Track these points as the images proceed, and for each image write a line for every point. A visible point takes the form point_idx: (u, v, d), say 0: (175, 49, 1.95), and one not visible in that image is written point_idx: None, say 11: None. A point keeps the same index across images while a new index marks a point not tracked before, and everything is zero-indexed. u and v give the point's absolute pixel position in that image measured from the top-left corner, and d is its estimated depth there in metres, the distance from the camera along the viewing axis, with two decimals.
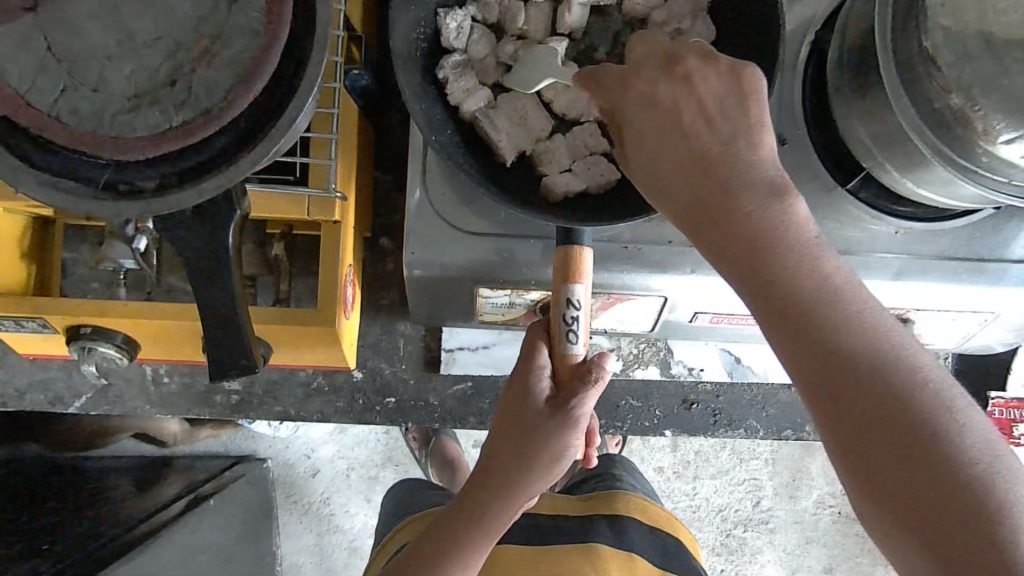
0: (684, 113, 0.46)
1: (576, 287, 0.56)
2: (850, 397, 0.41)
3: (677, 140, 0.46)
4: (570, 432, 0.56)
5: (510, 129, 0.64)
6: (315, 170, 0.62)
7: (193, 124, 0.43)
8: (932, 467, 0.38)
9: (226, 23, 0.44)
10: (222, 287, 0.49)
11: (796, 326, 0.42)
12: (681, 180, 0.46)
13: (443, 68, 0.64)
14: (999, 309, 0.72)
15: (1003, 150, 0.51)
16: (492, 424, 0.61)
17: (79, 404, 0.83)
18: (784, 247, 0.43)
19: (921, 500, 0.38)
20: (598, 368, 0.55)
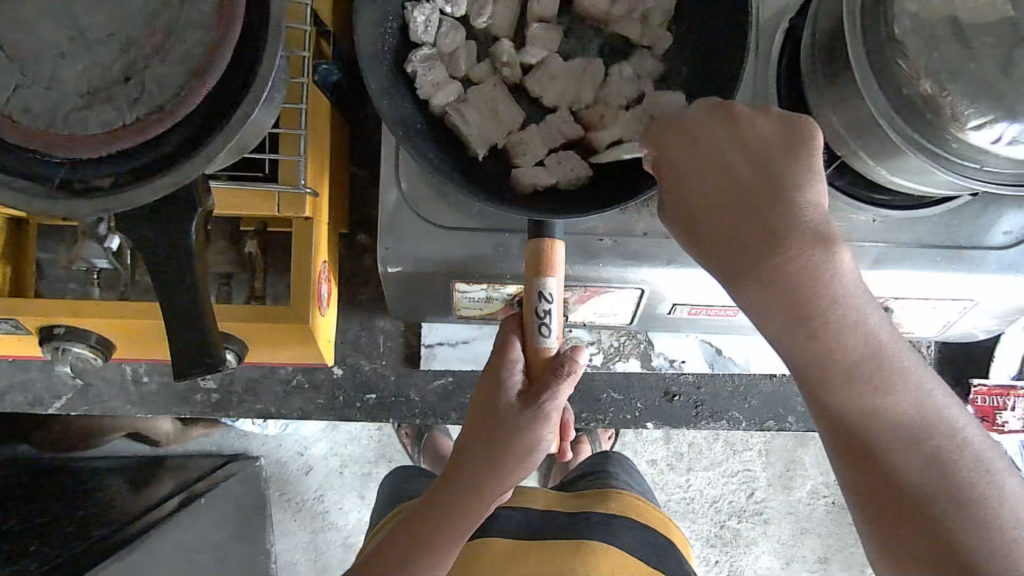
0: (739, 166, 0.48)
1: (548, 279, 0.55)
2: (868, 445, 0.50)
3: (750, 193, 0.47)
4: (541, 426, 0.56)
5: (480, 123, 0.64)
6: (284, 166, 0.62)
7: (147, 120, 0.43)
8: (921, 500, 0.49)
9: (178, 18, 0.44)
10: (185, 285, 0.48)
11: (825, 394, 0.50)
12: (732, 223, 0.48)
13: (413, 62, 0.63)
14: (979, 297, 0.72)
15: (973, 135, 0.51)
16: (466, 416, 0.61)
17: (60, 405, 0.83)
18: (825, 297, 0.47)
19: (910, 514, 0.49)
20: (571, 361, 0.54)
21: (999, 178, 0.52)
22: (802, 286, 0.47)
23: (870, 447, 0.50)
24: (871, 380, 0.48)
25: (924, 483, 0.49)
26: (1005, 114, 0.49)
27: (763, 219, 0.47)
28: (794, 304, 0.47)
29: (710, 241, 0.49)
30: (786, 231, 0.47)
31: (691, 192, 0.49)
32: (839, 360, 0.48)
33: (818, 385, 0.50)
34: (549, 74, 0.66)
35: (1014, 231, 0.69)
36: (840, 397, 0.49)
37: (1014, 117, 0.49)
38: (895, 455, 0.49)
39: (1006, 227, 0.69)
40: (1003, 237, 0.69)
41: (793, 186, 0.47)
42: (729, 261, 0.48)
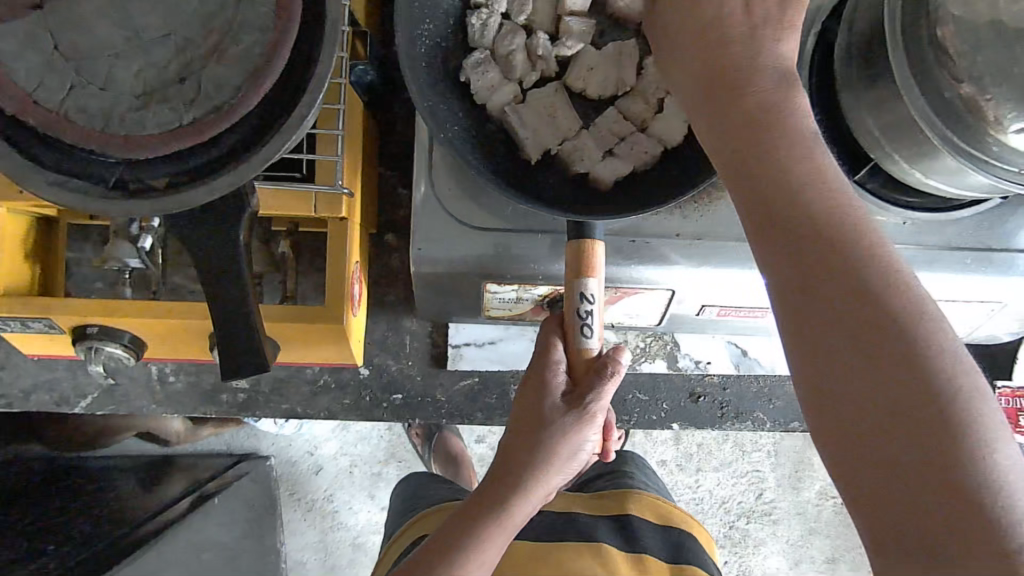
0: (720, 3, 0.48)
1: (589, 281, 0.55)
2: (820, 276, 0.41)
3: (694, 8, 0.49)
4: (585, 424, 0.57)
5: (538, 125, 0.64)
6: (322, 167, 0.62)
7: (203, 122, 0.43)
8: (892, 353, 0.38)
9: (235, 19, 0.44)
10: (234, 286, 0.49)
11: (776, 204, 0.43)
12: (689, 54, 0.49)
13: (466, 68, 0.64)
14: (1007, 299, 0.72)
15: (1014, 138, 0.51)
16: (508, 419, 0.61)
17: (85, 404, 0.83)
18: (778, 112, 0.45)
19: (866, 369, 0.38)
20: (613, 362, 0.55)
21: None
22: (767, 107, 0.45)
23: (834, 270, 0.40)
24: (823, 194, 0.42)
25: (866, 340, 0.38)
26: None
27: (720, 35, 0.47)
28: (747, 120, 0.45)
29: (683, 63, 0.49)
30: (757, 51, 0.47)
31: (673, 34, 0.50)
32: (800, 166, 0.43)
33: (769, 186, 0.43)
34: (588, 66, 0.66)
35: None
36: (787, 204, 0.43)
37: None
38: (836, 290, 0.40)
39: None
40: None
41: (751, 29, 0.47)
42: (696, 84, 0.48)
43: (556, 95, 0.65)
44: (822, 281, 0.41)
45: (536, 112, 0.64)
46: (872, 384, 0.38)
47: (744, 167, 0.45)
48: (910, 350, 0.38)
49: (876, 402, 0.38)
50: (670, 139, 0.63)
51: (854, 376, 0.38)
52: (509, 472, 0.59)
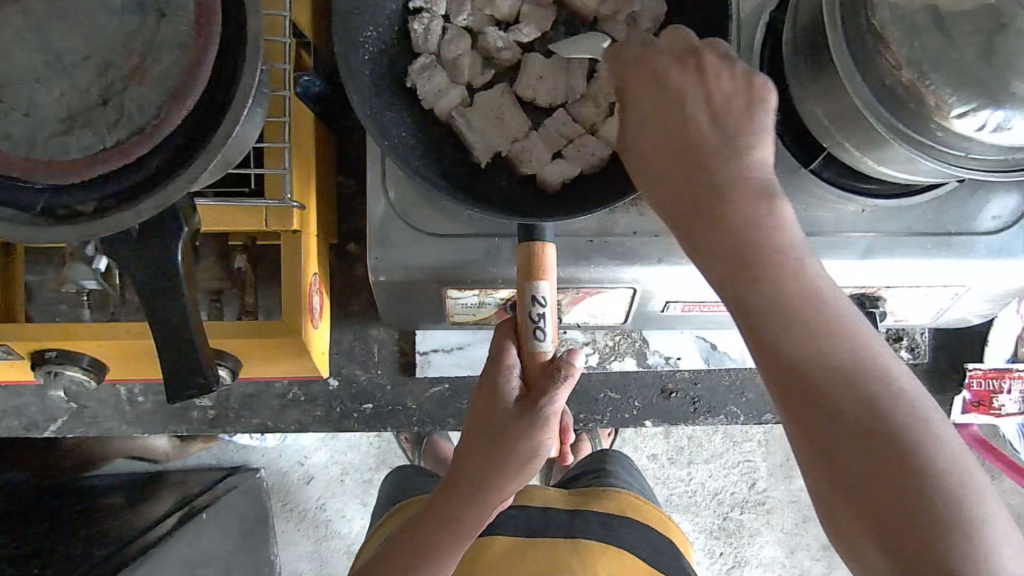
0: (686, 107, 0.47)
1: (540, 283, 0.55)
2: (817, 390, 0.43)
3: (664, 115, 0.47)
4: (540, 431, 0.56)
5: (486, 130, 0.63)
6: (270, 181, 0.61)
7: (125, 144, 0.42)
8: (886, 455, 0.41)
9: (156, 39, 0.43)
10: (175, 308, 0.48)
11: (768, 329, 0.44)
12: (668, 167, 0.47)
13: (411, 75, 0.63)
14: (971, 282, 0.72)
15: (957, 123, 0.51)
16: (465, 422, 0.61)
17: (55, 428, 0.82)
18: (767, 244, 0.44)
19: (875, 476, 0.41)
20: (567, 364, 0.54)
21: (983, 164, 0.53)
22: (756, 233, 0.44)
23: (832, 389, 0.43)
24: (823, 319, 0.44)
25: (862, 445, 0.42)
26: (988, 101, 0.49)
27: (698, 157, 0.46)
28: (737, 249, 0.45)
29: (651, 167, 0.48)
30: (729, 166, 0.46)
31: (641, 139, 0.48)
32: (791, 300, 0.44)
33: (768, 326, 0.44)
34: (536, 71, 0.65)
35: (1002, 215, 0.69)
36: (789, 340, 0.44)
37: (998, 104, 0.49)
38: (827, 391, 0.43)
39: (994, 211, 0.70)
40: (992, 222, 0.70)
41: (725, 145, 0.46)
42: (673, 201, 0.47)
43: (506, 98, 0.65)
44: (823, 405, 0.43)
45: (484, 118, 0.64)
46: (878, 493, 0.41)
47: (732, 297, 0.45)
48: (906, 459, 0.41)
49: (884, 511, 0.40)
50: (617, 142, 0.62)
51: (885, 494, 0.40)
52: (470, 480, 0.59)
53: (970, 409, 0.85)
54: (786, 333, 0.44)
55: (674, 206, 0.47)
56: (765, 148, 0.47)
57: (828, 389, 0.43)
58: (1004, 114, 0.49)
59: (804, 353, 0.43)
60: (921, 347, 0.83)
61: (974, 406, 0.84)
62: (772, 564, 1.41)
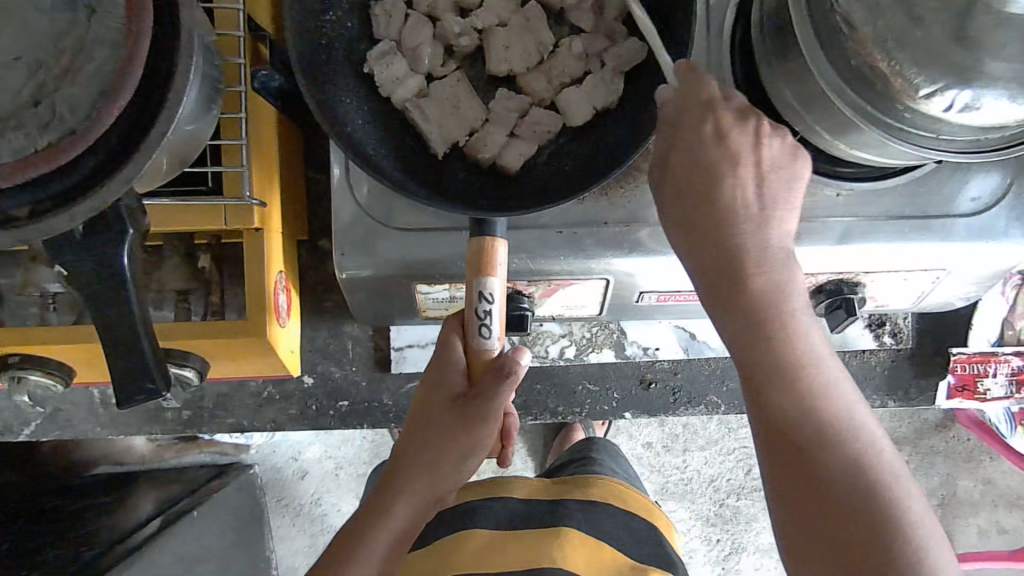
0: (725, 161, 0.50)
1: (489, 279, 0.55)
2: (790, 424, 0.50)
3: (703, 165, 0.51)
4: (483, 425, 0.57)
5: (442, 119, 0.62)
6: (228, 178, 0.60)
7: (57, 146, 0.41)
8: (840, 490, 0.48)
9: (87, 37, 0.42)
10: (121, 312, 0.47)
11: (768, 370, 0.50)
12: (697, 208, 0.51)
13: (369, 62, 0.61)
14: (951, 266, 0.70)
15: (925, 105, 0.50)
16: (414, 415, 0.61)
17: (30, 431, 0.81)
18: (792, 315, 0.50)
19: (829, 505, 0.48)
20: (513, 362, 0.55)
21: (955, 146, 0.52)
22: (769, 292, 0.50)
23: (806, 432, 0.50)
24: (820, 394, 0.50)
25: (833, 472, 0.49)
26: (957, 82, 0.48)
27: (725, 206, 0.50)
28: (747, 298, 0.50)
29: (680, 205, 0.52)
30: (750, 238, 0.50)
31: (674, 175, 0.52)
32: (801, 362, 0.50)
33: (764, 386, 0.51)
34: (499, 53, 0.64)
35: (981, 196, 0.68)
36: (809, 425, 0.49)
37: (966, 84, 0.48)
38: (806, 422, 0.50)
39: (974, 193, 0.68)
40: (970, 203, 0.68)
41: (761, 212, 0.50)
42: (693, 239, 0.52)
43: (463, 85, 0.63)
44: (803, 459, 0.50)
45: (441, 109, 0.62)
46: (822, 514, 0.48)
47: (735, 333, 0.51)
48: (863, 495, 0.48)
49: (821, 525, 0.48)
50: (571, 117, 0.63)
51: (823, 506, 0.49)
52: (407, 476, 0.60)
53: (956, 395, 0.83)
54: (776, 375, 0.50)
55: (694, 241, 0.52)
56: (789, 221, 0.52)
57: (808, 429, 0.50)
58: (972, 94, 0.48)
59: (792, 401, 0.50)
60: (903, 333, 0.81)
61: (959, 391, 0.82)
62: (768, 550, 1.40)
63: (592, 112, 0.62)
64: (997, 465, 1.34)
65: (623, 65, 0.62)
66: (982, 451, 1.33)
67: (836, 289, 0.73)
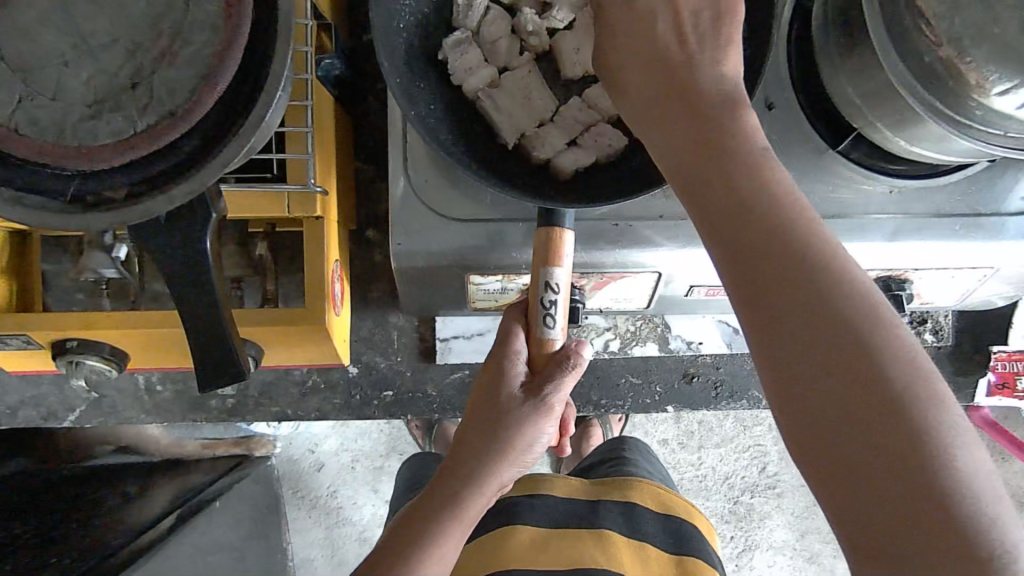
0: (655, 15, 0.46)
1: (555, 270, 0.56)
2: (779, 285, 0.39)
3: (635, 17, 0.47)
4: (547, 411, 0.60)
5: (513, 110, 0.62)
6: (293, 166, 0.61)
7: (157, 128, 0.41)
8: (841, 350, 0.37)
9: (185, 19, 0.42)
10: (203, 295, 0.47)
11: (732, 222, 0.41)
12: (642, 66, 0.46)
13: (444, 49, 0.62)
14: (999, 264, 0.71)
15: (997, 101, 0.50)
16: (467, 411, 0.63)
17: (74, 418, 0.82)
18: (756, 158, 0.42)
19: (836, 377, 0.37)
20: (576, 355, 0.59)
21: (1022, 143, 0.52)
22: (723, 127, 0.43)
23: (791, 282, 0.39)
24: (809, 244, 0.40)
25: (824, 332, 0.38)
26: None
27: (665, 63, 0.45)
28: (703, 139, 0.43)
29: (629, 76, 0.47)
30: (707, 93, 0.44)
31: (619, 49, 0.47)
32: (774, 205, 0.41)
33: (735, 243, 0.41)
34: (573, 49, 0.63)
35: None
36: (778, 277, 0.40)
37: None
38: (783, 278, 0.40)
39: None
40: (1020, 202, 0.69)
41: (705, 61, 0.45)
42: (645, 102, 0.46)
43: (535, 78, 0.64)
44: (805, 327, 0.38)
45: (512, 100, 0.62)
46: (844, 396, 0.37)
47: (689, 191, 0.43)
48: (867, 354, 0.37)
49: (847, 411, 0.37)
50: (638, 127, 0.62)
51: (827, 383, 0.37)
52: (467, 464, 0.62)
53: (995, 392, 0.83)
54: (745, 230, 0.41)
55: (643, 101, 0.46)
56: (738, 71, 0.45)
57: (787, 287, 0.39)
58: None
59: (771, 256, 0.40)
60: (944, 330, 0.82)
61: (999, 389, 0.83)
62: (782, 547, 1.41)
63: None
64: (1010, 465, 1.36)
65: None
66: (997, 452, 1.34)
67: (884, 285, 0.74)
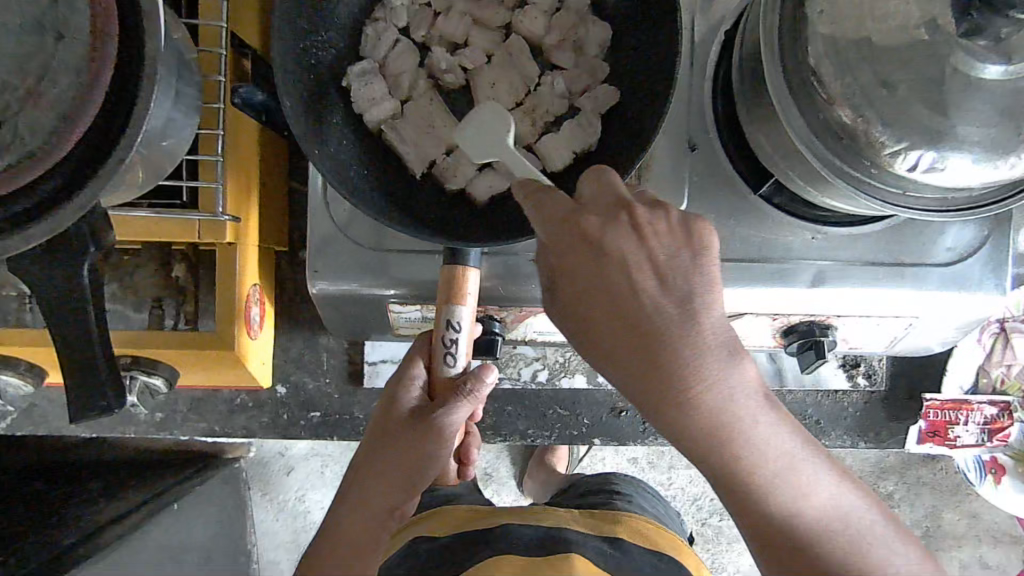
0: (625, 286, 0.44)
1: (458, 308, 0.55)
2: (724, 474, 0.45)
3: (587, 241, 0.45)
4: (438, 442, 0.56)
5: (419, 140, 0.63)
6: (202, 193, 0.61)
7: (16, 167, 0.41)
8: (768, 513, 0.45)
9: (50, 61, 0.42)
10: (76, 328, 0.48)
11: (684, 435, 0.45)
12: (598, 282, 0.45)
13: (348, 79, 0.61)
14: (922, 314, 0.70)
15: (891, 162, 0.50)
16: (367, 438, 0.61)
17: (6, 425, 0.82)
18: (704, 378, 0.43)
19: (767, 529, 0.45)
20: (477, 380, 0.56)
21: (921, 202, 0.52)
22: (666, 340, 0.43)
23: (730, 473, 0.45)
24: (748, 447, 0.44)
25: (761, 506, 0.45)
26: (921, 142, 0.48)
27: (616, 285, 0.45)
28: (649, 358, 0.44)
29: (579, 283, 0.46)
30: (654, 307, 0.44)
31: (568, 251, 0.46)
32: (713, 420, 0.44)
33: (692, 449, 0.45)
34: (487, 84, 0.64)
35: (957, 247, 0.68)
36: (723, 468, 0.45)
37: (931, 144, 0.48)
38: (734, 472, 0.44)
39: (950, 242, 0.68)
40: (945, 253, 0.68)
41: (661, 288, 0.44)
42: (597, 313, 0.46)
43: (439, 109, 0.64)
44: (747, 501, 0.45)
45: (417, 130, 0.63)
46: (768, 541, 0.45)
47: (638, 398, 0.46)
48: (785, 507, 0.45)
49: (771, 552, 0.46)
50: (550, 164, 0.62)
51: (767, 534, 0.45)
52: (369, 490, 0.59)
53: (926, 440, 0.82)
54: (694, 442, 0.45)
55: (594, 306, 0.46)
56: (696, 273, 0.44)
57: (729, 475, 0.45)
58: (937, 155, 0.48)
59: (716, 458, 0.45)
60: (877, 374, 0.81)
61: (929, 437, 0.82)
62: None
63: (570, 156, 0.61)
64: (982, 500, 1.34)
65: (599, 108, 0.62)
66: (966, 486, 1.32)
67: (808, 330, 0.72)
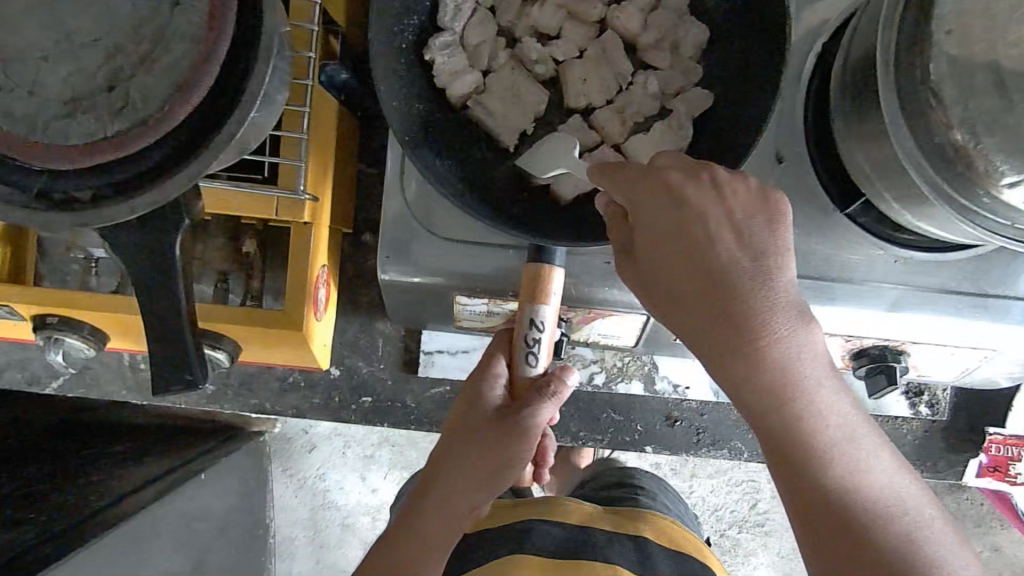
0: (703, 236, 0.46)
1: (541, 307, 0.54)
2: (781, 440, 0.46)
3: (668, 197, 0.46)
4: (520, 441, 0.57)
5: (506, 114, 0.61)
6: (284, 170, 0.60)
7: (128, 135, 0.40)
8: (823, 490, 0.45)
9: (167, 27, 0.42)
10: (165, 300, 0.47)
11: (747, 395, 0.46)
12: (673, 239, 0.46)
13: (431, 49, 0.60)
14: (1002, 347, 0.68)
15: (1006, 193, 0.47)
16: (448, 429, 0.62)
17: (56, 385, 0.82)
18: (773, 335, 0.45)
19: (817, 509, 0.45)
20: (559, 382, 0.56)
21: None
22: (736, 294, 0.45)
23: (786, 438, 0.46)
24: (807, 412, 0.45)
25: (815, 476, 0.45)
26: None
27: (692, 235, 0.46)
28: (720, 312, 0.45)
29: (651, 239, 0.47)
30: (728, 263, 0.45)
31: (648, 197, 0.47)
32: (782, 384, 0.45)
33: (753, 409, 0.46)
34: (578, 78, 0.62)
35: None
36: (783, 434, 0.45)
37: None
38: (792, 438, 0.45)
39: None
40: None
41: (747, 254, 0.46)
42: (672, 269, 0.47)
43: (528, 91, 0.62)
44: (803, 475, 0.46)
45: (503, 103, 0.61)
46: (820, 521, 0.45)
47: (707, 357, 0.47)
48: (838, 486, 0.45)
49: (824, 534, 0.45)
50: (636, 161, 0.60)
51: (814, 512, 0.45)
52: (447, 485, 0.60)
53: (986, 473, 0.81)
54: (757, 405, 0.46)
55: (668, 257, 0.47)
56: (774, 237, 0.47)
57: (788, 436, 0.45)
58: None
59: (774, 422, 0.45)
60: (939, 405, 0.79)
61: (989, 471, 0.81)
62: None
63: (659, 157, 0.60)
64: (1011, 535, 1.32)
65: (693, 111, 0.60)
66: (996, 520, 1.30)
67: (880, 354, 0.71)
